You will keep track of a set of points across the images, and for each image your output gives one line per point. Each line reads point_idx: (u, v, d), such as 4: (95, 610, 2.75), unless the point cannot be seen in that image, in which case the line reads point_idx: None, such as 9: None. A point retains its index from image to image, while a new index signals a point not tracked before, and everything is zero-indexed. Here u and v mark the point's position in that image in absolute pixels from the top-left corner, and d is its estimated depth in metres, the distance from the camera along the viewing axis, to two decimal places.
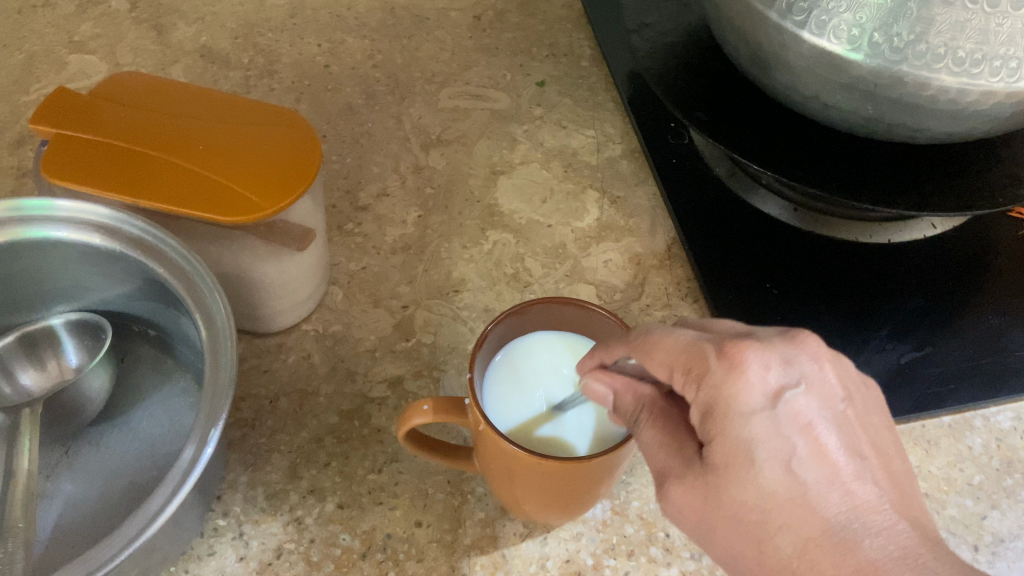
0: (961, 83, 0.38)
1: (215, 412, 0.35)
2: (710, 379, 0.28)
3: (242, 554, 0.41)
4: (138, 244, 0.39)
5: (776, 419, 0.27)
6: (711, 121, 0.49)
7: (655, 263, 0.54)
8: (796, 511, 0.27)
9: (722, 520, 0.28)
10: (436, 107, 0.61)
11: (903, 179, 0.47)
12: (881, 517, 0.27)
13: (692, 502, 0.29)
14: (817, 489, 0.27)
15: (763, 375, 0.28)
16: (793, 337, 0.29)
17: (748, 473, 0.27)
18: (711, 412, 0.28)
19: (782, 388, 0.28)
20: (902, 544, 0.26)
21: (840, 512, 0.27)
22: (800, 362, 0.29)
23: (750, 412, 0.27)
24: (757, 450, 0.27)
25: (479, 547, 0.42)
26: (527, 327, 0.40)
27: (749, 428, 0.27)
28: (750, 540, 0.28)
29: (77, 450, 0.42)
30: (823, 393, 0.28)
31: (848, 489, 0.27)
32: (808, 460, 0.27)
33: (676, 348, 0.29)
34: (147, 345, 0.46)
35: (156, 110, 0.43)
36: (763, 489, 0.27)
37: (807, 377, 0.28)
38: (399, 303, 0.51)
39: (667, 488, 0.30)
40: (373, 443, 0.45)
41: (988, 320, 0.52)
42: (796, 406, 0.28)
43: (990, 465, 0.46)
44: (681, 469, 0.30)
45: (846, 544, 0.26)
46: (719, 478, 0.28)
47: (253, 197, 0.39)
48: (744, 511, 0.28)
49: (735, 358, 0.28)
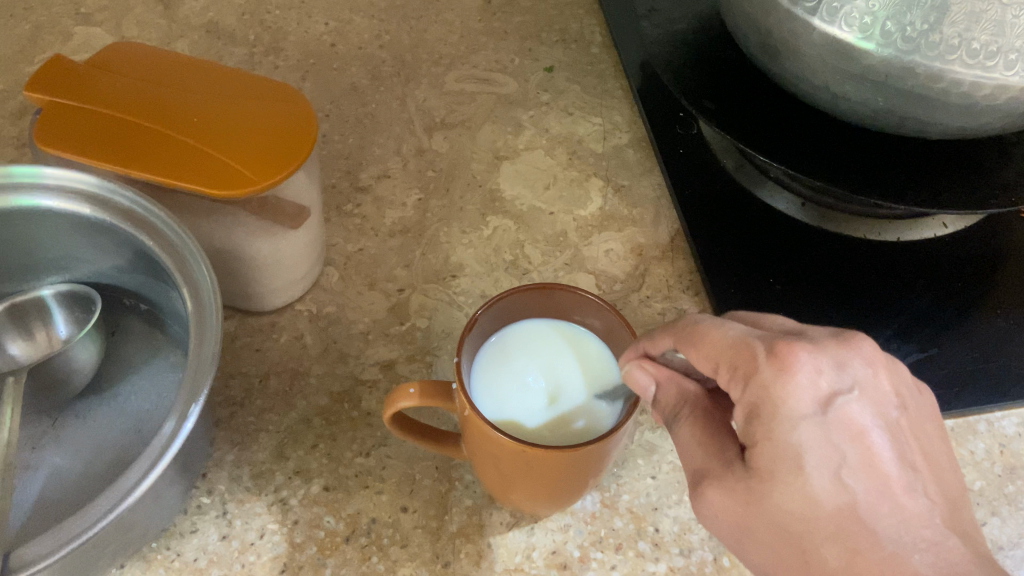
0: (974, 76, 0.37)
1: (197, 388, 0.34)
2: (760, 379, 0.27)
3: (225, 532, 0.41)
4: (128, 215, 0.38)
5: (826, 425, 0.27)
6: (719, 110, 0.48)
7: (657, 254, 0.53)
8: (843, 522, 0.26)
9: (761, 527, 0.27)
10: (441, 90, 0.61)
11: (914, 175, 0.45)
12: (929, 533, 0.26)
13: (732, 507, 0.28)
14: (865, 499, 0.26)
15: (814, 378, 0.27)
16: (846, 340, 0.29)
17: (793, 480, 0.26)
18: (755, 414, 0.27)
19: (834, 393, 0.27)
20: (954, 561, 0.25)
21: (888, 524, 0.26)
22: (853, 366, 0.28)
23: (800, 416, 0.27)
24: (806, 455, 0.26)
25: (464, 535, 0.41)
26: (518, 313, 0.39)
27: (797, 432, 0.27)
28: (791, 548, 0.27)
29: (63, 422, 0.42)
30: (876, 399, 0.28)
31: (898, 501, 0.26)
32: (858, 470, 0.26)
33: (722, 343, 0.29)
34: (138, 320, 0.46)
35: (152, 81, 0.42)
36: (809, 498, 0.26)
37: (859, 382, 0.28)
38: (395, 286, 0.50)
39: (703, 489, 0.29)
40: (362, 426, 0.45)
41: (997, 324, 0.50)
42: (848, 412, 0.27)
43: (991, 471, 0.45)
44: (721, 471, 0.28)
45: (898, 558, 0.25)
46: (761, 484, 0.27)
47: (245, 170, 0.39)
48: (789, 520, 0.27)
49: (786, 359, 0.27)
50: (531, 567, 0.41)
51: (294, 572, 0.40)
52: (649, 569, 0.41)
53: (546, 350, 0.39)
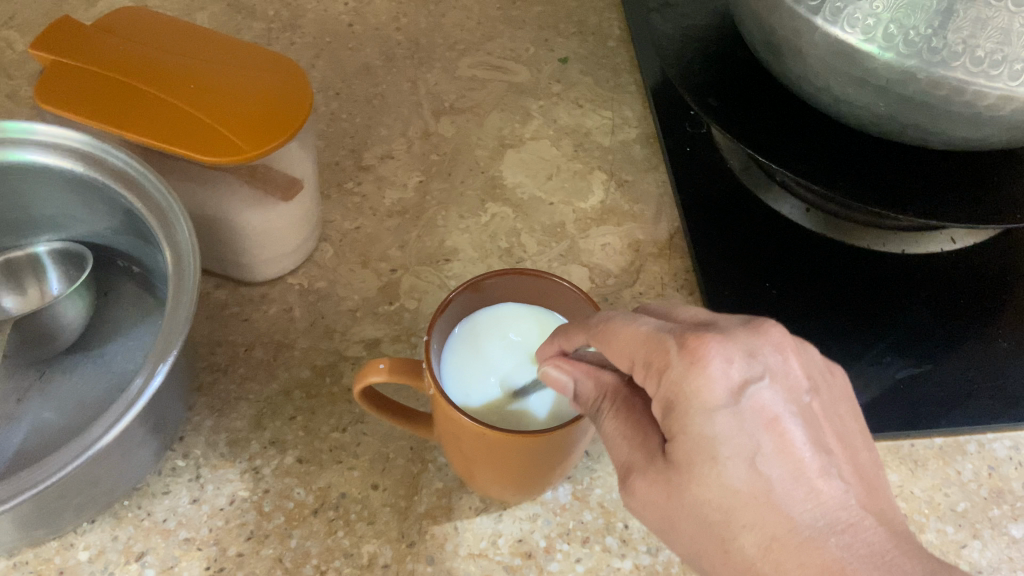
0: (975, 85, 0.36)
1: (168, 348, 0.34)
2: (671, 374, 0.27)
3: (196, 496, 0.41)
4: (120, 176, 0.39)
5: (739, 415, 0.27)
6: (722, 107, 0.47)
7: (655, 251, 0.52)
8: (759, 511, 0.26)
9: (682, 518, 0.28)
10: (453, 75, 0.61)
11: (916, 185, 0.44)
12: (845, 514, 0.27)
13: (655, 498, 0.28)
14: (781, 485, 0.26)
15: (725, 369, 0.27)
16: (758, 327, 0.29)
17: (710, 470, 0.27)
18: (670, 406, 0.27)
19: (746, 381, 0.27)
20: (869, 542, 0.26)
21: (802, 511, 0.26)
22: (765, 353, 0.28)
23: (713, 408, 0.27)
24: (721, 446, 0.26)
25: (432, 517, 0.41)
26: (496, 296, 0.39)
27: (712, 424, 0.27)
28: (711, 539, 0.27)
29: (50, 376, 0.43)
30: (787, 384, 0.28)
31: (814, 486, 0.27)
32: (773, 457, 0.27)
33: (636, 339, 0.29)
34: (130, 281, 0.46)
35: (154, 46, 0.43)
36: (726, 487, 0.26)
37: (770, 368, 0.28)
38: (387, 266, 0.50)
39: (631, 481, 0.29)
40: (341, 401, 0.45)
41: (998, 343, 0.49)
42: (761, 400, 0.27)
43: (977, 493, 0.44)
44: (645, 464, 0.29)
45: (811, 543, 0.26)
46: (681, 477, 0.27)
47: (236, 139, 0.39)
48: (710, 511, 0.27)
49: (695, 351, 0.27)
50: (495, 554, 0.40)
51: (259, 540, 0.40)
52: (613, 565, 0.40)
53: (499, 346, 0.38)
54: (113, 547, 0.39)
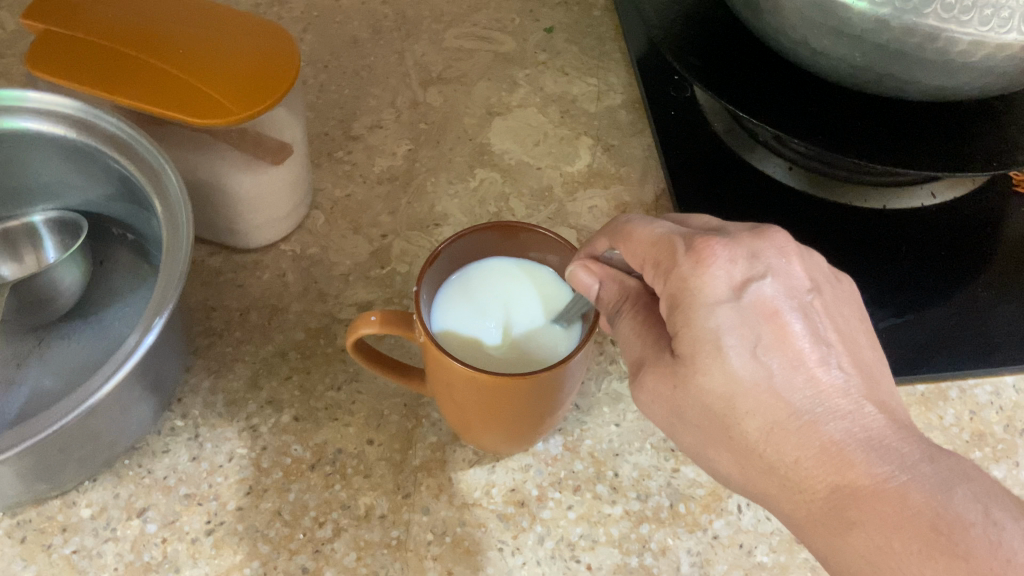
0: (948, 31, 0.37)
1: (163, 302, 0.35)
2: (679, 272, 0.31)
3: (195, 454, 0.42)
4: (112, 141, 0.40)
5: (741, 308, 0.30)
6: (703, 66, 0.48)
7: (641, 212, 0.53)
8: (760, 397, 0.29)
9: (690, 408, 0.31)
10: (440, 46, 0.61)
11: (894, 136, 0.45)
12: (843, 402, 0.29)
13: (663, 389, 0.31)
14: (781, 372, 0.29)
15: (728, 268, 0.30)
16: (762, 233, 0.32)
17: (713, 361, 0.29)
18: (676, 303, 0.31)
19: (748, 280, 0.30)
20: (866, 426, 0.29)
21: (803, 398, 0.29)
22: (766, 256, 0.31)
23: (715, 302, 0.30)
24: (723, 335, 0.29)
25: (426, 469, 0.42)
26: (480, 250, 0.40)
27: (714, 317, 0.30)
28: (717, 425, 0.30)
29: (48, 342, 0.43)
30: (788, 284, 0.31)
31: (813, 374, 0.30)
32: (774, 348, 0.30)
33: (649, 241, 0.33)
34: (125, 249, 0.47)
35: (142, 13, 0.43)
36: (730, 376, 0.29)
37: (772, 268, 0.31)
38: (378, 232, 0.51)
39: (642, 375, 0.32)
40: (336, 362, 0.46)
41: (978, 293, 0.50)
42: (761, 295, 0.30)
43: (959, 436, 0.45)
44: (655, 358, 0.32)
45: (810, 425, 0.29)
46: (685, 368, 0.30)
47: (223, 99, 0.40)
48: (713, 401, 0.30)
49: (701, 254, 0.31)
50: (489, 503, 0.41)
51: (258, 494, 0.41)
52: (604, 511, 0.41)
53: (496, 286, 0.40)
54: (115, 504, 0.40)
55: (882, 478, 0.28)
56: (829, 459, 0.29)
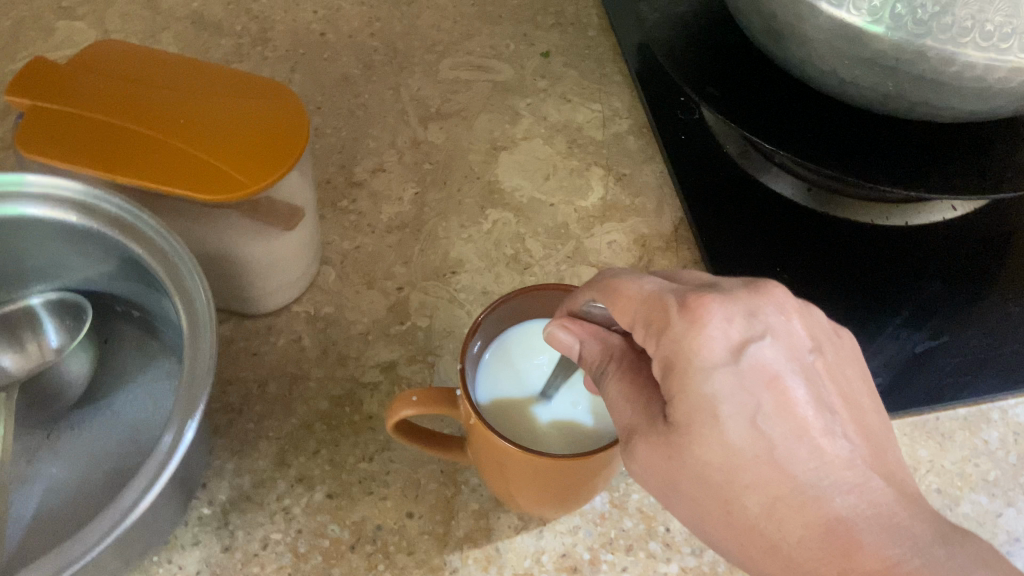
0: (988, 60, 0.36)
1: (194, 399, 0.33)
2: (671, 332, 0.28)
3: (228, 544, 0.40)
4: (116, 223, 0.37)
5: (740, 372, 0.27)
6: (722, 95, 0.46)
7: (662, 244, 0.52)
8: (762, 471, 0.26)
9: (686, 482, 0.28)
10: (435, 78, 0.59)
11: (923, 158, 0.44)
12: (852, 475, 0.26)
13: (657, 461, 0.28)
14: (782, 443, 0.26)
15: (724, 327, 0.27)
16: (759, 288, 0.29)
17: (710, 430, 0.27)
18: (670, 367, 0.28)
19: (746, 341, 0.27)
20: (877, 503, 0.26)
21: (807, 471, 0.26)
22: (766, 313, 0.28)
23: (712, 366, 0.27)
24: (721, 404, 0.27)
25: (472, 540, 0.41)
26: (522, 313, 0.38)
27: (710, 382, 0.27)
28: (715, 501, 0.27)
29: (58, 434, 0.41)
30: (790, 343, 0.28)
31: (817, 444, 0.27)
32: (773, 416, 0.27)
33: (637, 298, 0.29)
34: (131, 326, 0.45)
35: (135, 79, 0.41)
36: (728, 447, 0.26)
37: (771, 327, 0.28)
38: (394, 285, 0.49)
39: (632, 445, 0.29)
40: (365, 430, 0.44)
41: (1009, 307, 0.49)
42: (761, 358, 0.27)
43: (1006, 460, 0.44)
44: (648, 427, 0.28)
45: (817, 501, 0.26)
46: (681, 439, 0.27)
47: (234, 172, 0.38)
48: (710, 474, 0.27)
49: (696, 312, 0.27)
50: (541, 571, 0.40)
51: None
52: (660, 570, 0.40)
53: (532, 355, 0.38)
54: None
55: (893, 562, 0.25)
56: (836, 540, 0.25)
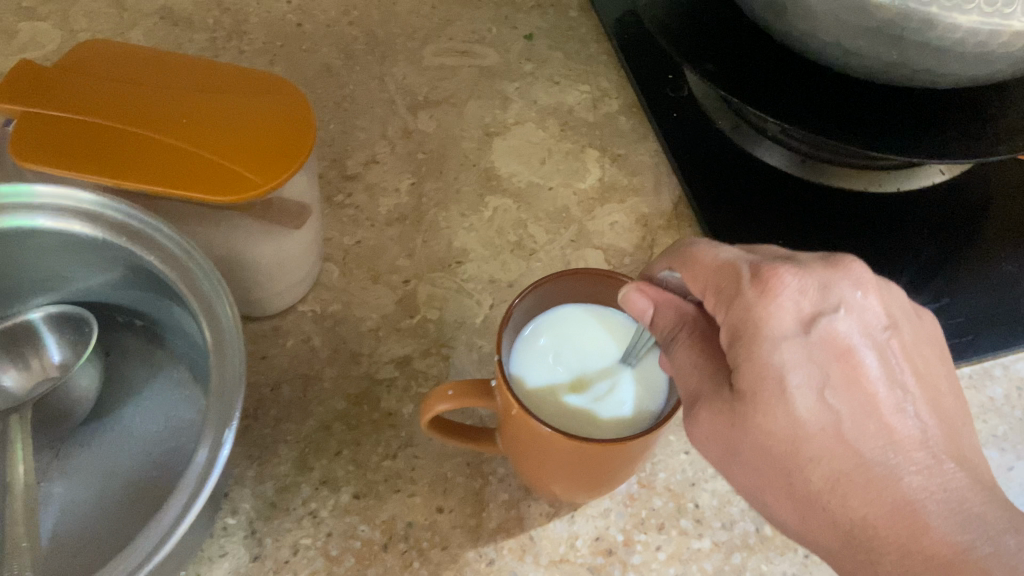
0: (992, 25, 0.37)
1: (227, 410, 0.32)
2: (743, 300, 0.28)
3: (257, 553, 0.39)
4: (124, 230, 0.36)
5: (810, 345, 0.27)
6: (721, 71, 0.46)
7: (663, 223, 0.52)
8: (829, 444, 0.27)
9: (748, 450, 0.28)
10: (420, 66, 0.58)
11: (921, 125, 0.45)
12: (918, 454, 0.27)
13: (720, 429, 0.28)
14: (849, 418, 0.27)
15: (798, 300, 0.28)
16: (836, 264, 0.29)
17: (779, 401, 0.27)
18: (738, 335, 0.28)
19: (816, 315, 0.28)
20: (943, 484, 0.27)
21: (875, 447, 0.27)
22: (841, 289, 0.29)
23: (782, 337, 0.27)
24: (789, 375, 0.27)
25: (505, 530, 0.40)
26: (547, 302, 0.37)
27: (780, 353, 0.27)
28: (778, 471, 0.27)
29: (68, 451, 0.39)
30: (864, 319, 0.28)
31: (885, 421, 0.27)
32: (843, 390, 0.27)
33: (713, 265, 0.30)
34: (134, 337, 0.43)
35: (131, 80, 0.39)
36: (797, 419, 0.27)
37: (845, 301, 0.28)
38: (400, 278, 0.48)
39: (695, 411, 0.29)
40: (385, 428, 0.43)
41: (1002, 267, 0.51)
42: (831, 332, 0.28)
43: (1013, 415, 0.45)
44: (712, 393, 0.29)
45: (883, 477, 0.26)
46: (745, 408, 0.27)
47: (244, 170, 0.36)
48: (775, 444, 0.27)
49: (768, 282, 0.28)
50: (577, 556, 0.40)
51: None
52: (693, 546, 0.40)
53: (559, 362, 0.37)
54: None
55: (961, 547, 0.25)
56: (902, 520, 0.26)
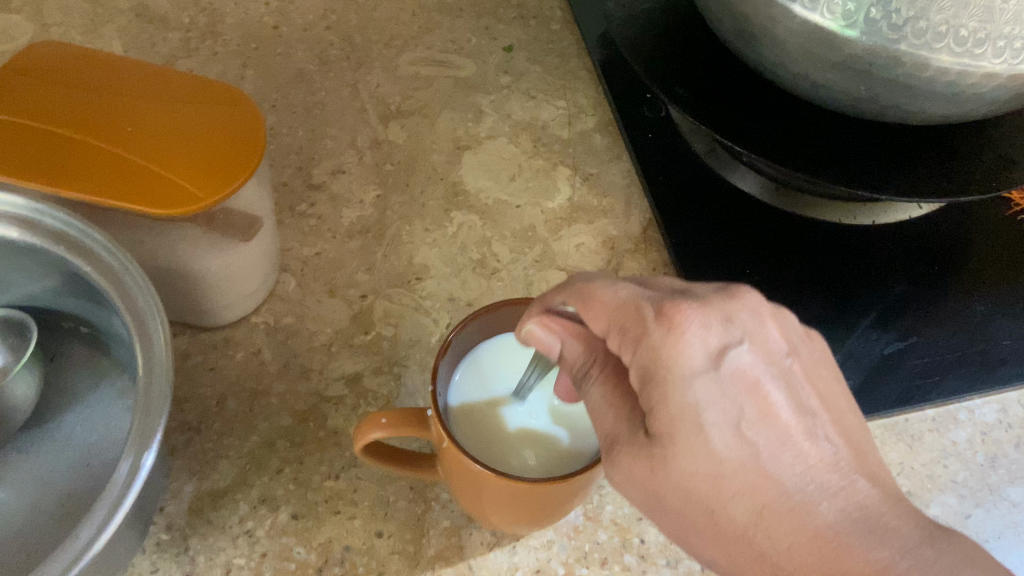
0: (962, 65, 0.36)
1: (150, 429, 0.31)
2: (649, 341, 0.27)
3: (188, 571, 0.38)
4: (62, 239, 0.35)
5: (721, 380, 0.26)
6: (691, 97, 0.45)
7: (631, 246, 0.51)
8: (747, 478, 0.26)
9: (671, 494, 0.27)
10: (395, 74, 0.57)
11: (893, 161, 0.43)
12: (835, 477, 0.27)
13: (640, 473, 0.27)
14: (765, 450, 0.26)
15: (703, 335, 0.26)
16: (732, 293, 0.28)
17: (696, 439, 0.26)
18: (648, 377, 0.27)
19: (725, 347, 0.27)
20: (861, 503, 0.26)
21: (791, 476, 0.26)
22: (741, 318, 0.28)
23: (693, 374, 0.26)
24: (703, 413, 0.26)
25: (443, 559, 0.40)
26: (494, 329, 0.37)
27: (692, 391, 0.26)
28: (699, 511, 0.27)
29: (3, 459, 0.38)
30: (766, 348, 0.28)
31: (800, 449, 0.27)
32: (757, 422, 0.26)
33: (615, 305, 0.28)
34: (80, 344, 0.42)
35: (82, 86, 0.39)
36: (714, 457, 0.26)
37: (748, 331, 0.27)
38: (357, 293, 0.47)
39: (615, 455, 0.28)
40: (330, 447, 0.42)
41: (974, 306, 0.50)
42: (739, 365, 0.27)
43: (974, 461, 0.44)
44: (631, 437, 0.28)
45: (802, 507, 0.26)
46: (665, 451, 0.26)
47: (186, 184, 0.36)
48: (695, 484, 0.26)
49: (673, 320, 0.27)
50: None
51: None
52: None
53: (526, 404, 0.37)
54: None
55: (884, 564, 0.25)
56: (826, 547, 0.25)
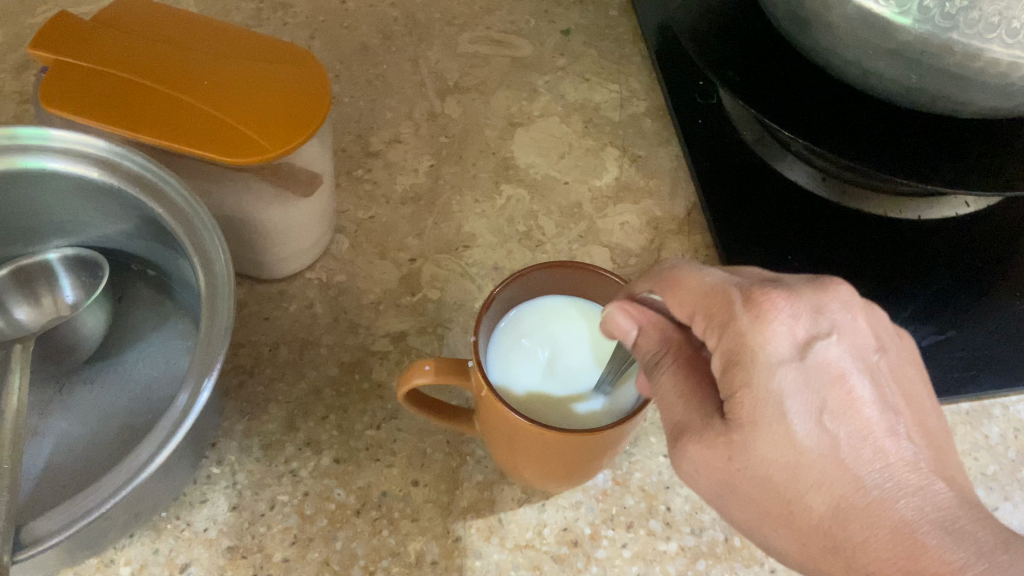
0: (1013, 57, 0.36)
1: (210, 360, 0.33)
2: (736, 326, 0.27)
3: (235, 503, 0.40)
4: (137, 180, 0.37)
5: (806, 369, 0.27)
6: (744, 81, 0.46)
7: (674, 228, 0.52)
8: (826, 469, 0.26)
9: (745, 481, 0.27)
10: (455, 51, 0.59)
11: (942, 153, 0.44)
12: (914, 477, 0.27)
13: (714, 460, 0.27)
14: (848, 442, 0.27)
15: (792, 324, 0.27)
16: (826, 286, 0.29)
17: (776, 426, 0.26)
18: (733, 362, 0.27)
19: (812, 339, 0.27)
20: (938, 504, 0.26)
21: (871, 471, 0.26)
22: (831, 312, 0.28)
23: (778, 362, 0.27)
24: (786, 400, 0.26)
25: (475, 510, 0.41)
26: (538, 289, 0.39)
27: (776, 378, 0.26)
28: (775, 500, 0.27)
29: (70, 388, 0.41)
30: (854, 343, 0.28)
31: (881, 446, 0.27)
32: (840, 415, 0.27)
33: (700, 279, 0.29)
34: (145, 286, 0.45)
35: (160, 41, 0.41)
36: (793, 445, 0.26)
37: (836, 326, 0.28)
38: (406, 256, 0.49)
39: (683, 443, 0.28)
40: (373, 398, 0.44)
41: (1016, 305, 0.50)
42: (826, 356, 0.27)
43: (1005, 455, 0.44)
44: (700, 425, 0.28)
45: (880, 501, 0.26)
46: (742, 436, 0.27)
47: (255, 135, 0.38)
48: (772, 471, 0.27)
49: (761, 306, 0.27)
50: (542, 543, 0.41)
51: (304, 544, 0.39)
52: (659, 548, 0.41)
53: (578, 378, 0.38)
54: (155, 560, 0.38)
55: (957, 566, 0.25)
56: (901, 542, 0.26)
